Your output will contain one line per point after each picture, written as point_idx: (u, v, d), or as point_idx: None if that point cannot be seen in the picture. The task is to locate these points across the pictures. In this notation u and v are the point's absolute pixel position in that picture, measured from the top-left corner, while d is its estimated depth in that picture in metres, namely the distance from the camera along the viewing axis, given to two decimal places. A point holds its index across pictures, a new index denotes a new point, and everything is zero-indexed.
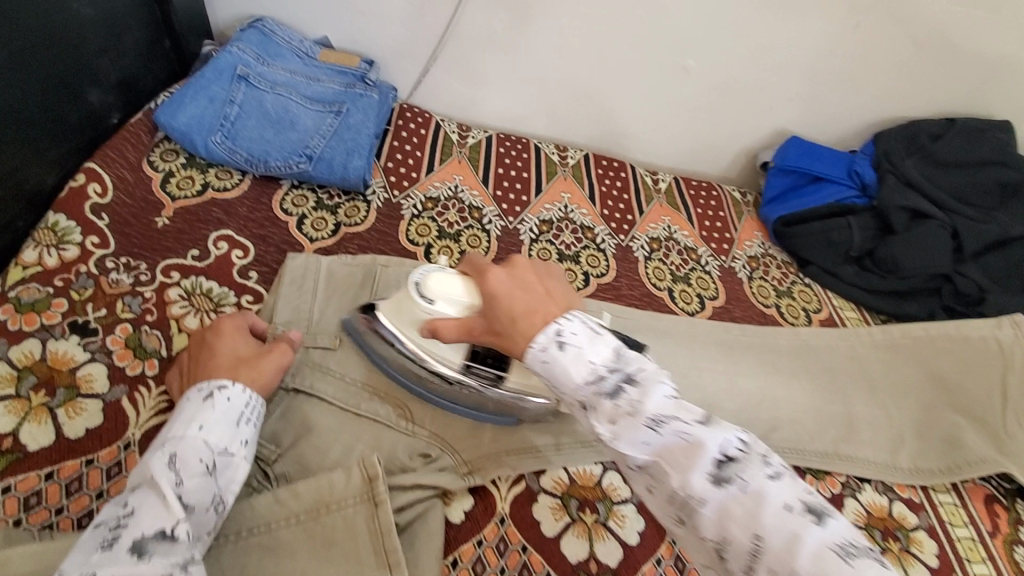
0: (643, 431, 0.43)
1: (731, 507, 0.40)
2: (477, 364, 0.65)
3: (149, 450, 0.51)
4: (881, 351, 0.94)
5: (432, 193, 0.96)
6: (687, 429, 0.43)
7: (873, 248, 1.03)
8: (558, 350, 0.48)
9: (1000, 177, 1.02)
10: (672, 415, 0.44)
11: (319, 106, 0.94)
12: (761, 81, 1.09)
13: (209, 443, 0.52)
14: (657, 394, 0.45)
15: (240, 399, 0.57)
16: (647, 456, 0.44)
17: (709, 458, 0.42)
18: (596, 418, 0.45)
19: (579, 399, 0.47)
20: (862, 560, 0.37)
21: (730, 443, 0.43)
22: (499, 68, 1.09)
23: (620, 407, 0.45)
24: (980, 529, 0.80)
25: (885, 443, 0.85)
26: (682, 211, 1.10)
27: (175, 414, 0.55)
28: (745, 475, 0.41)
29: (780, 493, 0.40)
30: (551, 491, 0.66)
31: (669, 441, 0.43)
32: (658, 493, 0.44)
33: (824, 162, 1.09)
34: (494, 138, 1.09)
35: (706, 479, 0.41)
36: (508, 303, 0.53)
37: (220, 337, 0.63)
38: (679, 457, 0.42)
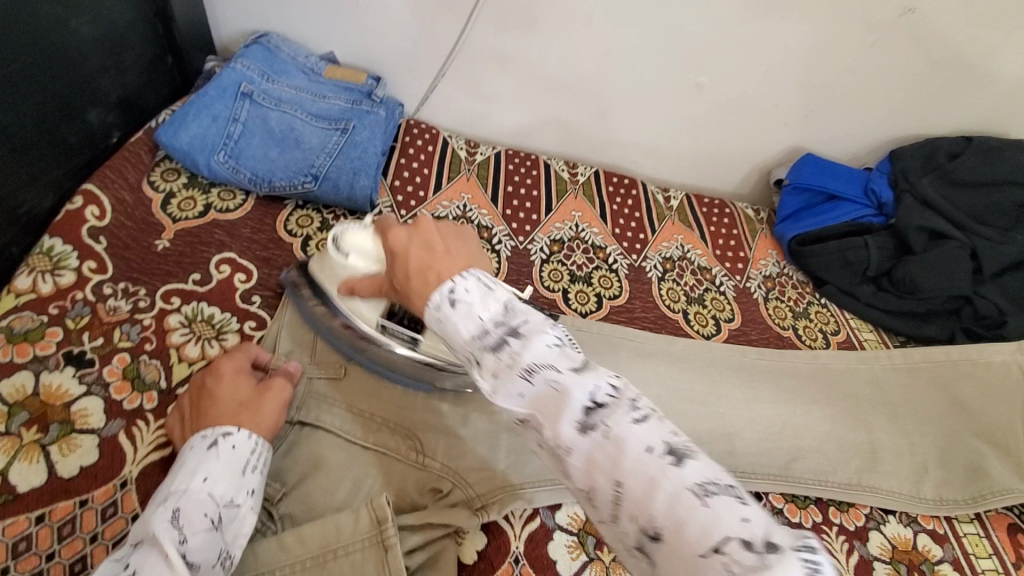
0: (519, 383, 0.40)
1: (596, 455, 0.37)
2: (396, 324, 0.66)
3: (149, 506, 0.49)
4: (902, 375, 0.91)
5: (441, 212, 0.94)
6: (559, 378, 0.40)
7: (890, 269, 1.00)
8: (448, 307, 0.44)
9: (1020, 197, 1.00)
10: (549, 365, 0.40)
11: (324, 123, 0.92)
12: (775, 98, 1.07)
13: (214, 496, 0.50)
14: (539, 346, 0.41)
15: (245, 446, 0.55)
16: (522, 409, 0.40)
17: (577, 406, 0.38)
18: (480, 375, 0.42)
19: (465, 354, 0.43)
20: (719, 499, 0.34)
21: (600, 389, 0.39)
22: (509, 85, 1.07)
23: (502, 361, 0.41)
24: (1005, 560, 0.77)
25: (908, 472, 0.82)
26: (695, 229, 1.08)
27: (176, 466, 0.53)
28: (611, 420, 0.38)
29: (643, 437, 0.37)
30: (566, 529, 0.63)
31: (541, 390, 0.40)
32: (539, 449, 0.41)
33: (838, 180, 1.07)
34: (503, 156, 1.07)
35: (573, 428, 0.38)
36: (403, 262, 0.50)
37: (219, 380, 0.60)
38: (549, 408, 0.39)
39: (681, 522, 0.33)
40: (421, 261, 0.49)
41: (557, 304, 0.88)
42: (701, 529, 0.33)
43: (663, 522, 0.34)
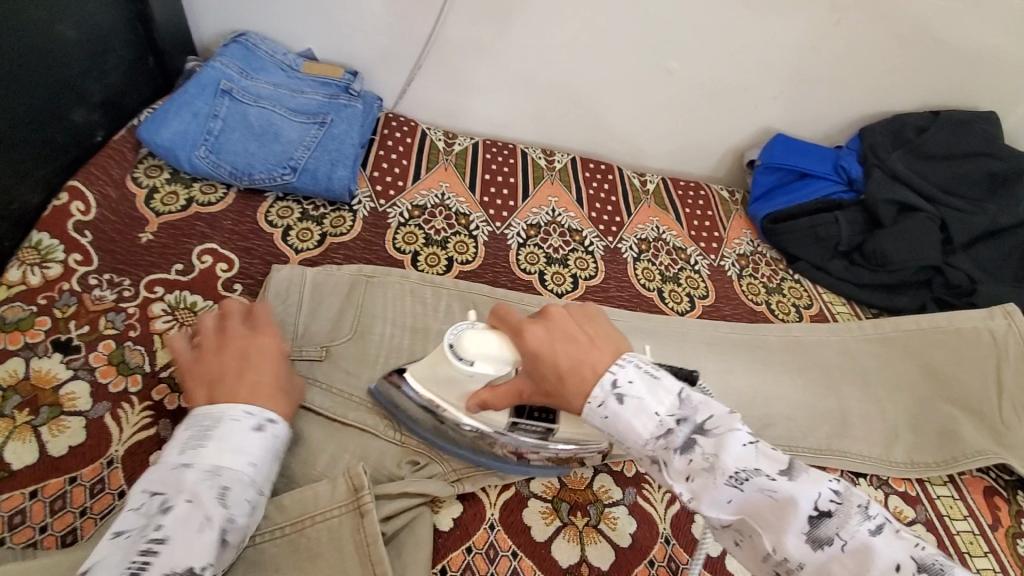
0: (727, 491, 0.43)
1: (832, 567, 0.39)
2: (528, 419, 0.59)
3: (189, 471, 0.50)
4: (874, 344, 0.93)
5: (419, 201, 0.96)
6: (774, 485, 0.42)
7: (861, 243, 1.03)
8: (617, 404, 0.47)
9: (989, 168, 1.02)
10: (754, 469, 0.43)
11: (303, 118, 0.95)
12: (746, 80, 1.09)
13: (254, 481, 0.53)
14: (733, 445, 0.43)
15: (282, 437, 0.57)
16: (731, 515, 0.43)
17: (804, 517, 0.41)
18: (671, 476, 0.45)
19: (649, 455, 0.46)
20: None
21: (821, 495, 0.41)
22: (485, 76, 1.10)
23: (695, 464, 0.44)
24: (979, 522, 0.77)
25: (879, 436, 0.83)
26: (670, 211, 1.10)
27: (216, 434, 0.53)
28: (844, 531, 0.40)
29: (880, 548, 0.39)
30: (541, 496, 0.65)
31: (753, 498, 0.42)
32: (747, 549, 0.44)
33: (810, 159, 1.09)
34: (480, 145, 1.10)
35: (803, 542, 0.40)
36: (553, 362, 0.50)
37: (254, 361, 0.61)
38: (769, 517, 0.42)
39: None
40: (571, 361, 0.50)
41: (534, 285, 0.91)
42: None
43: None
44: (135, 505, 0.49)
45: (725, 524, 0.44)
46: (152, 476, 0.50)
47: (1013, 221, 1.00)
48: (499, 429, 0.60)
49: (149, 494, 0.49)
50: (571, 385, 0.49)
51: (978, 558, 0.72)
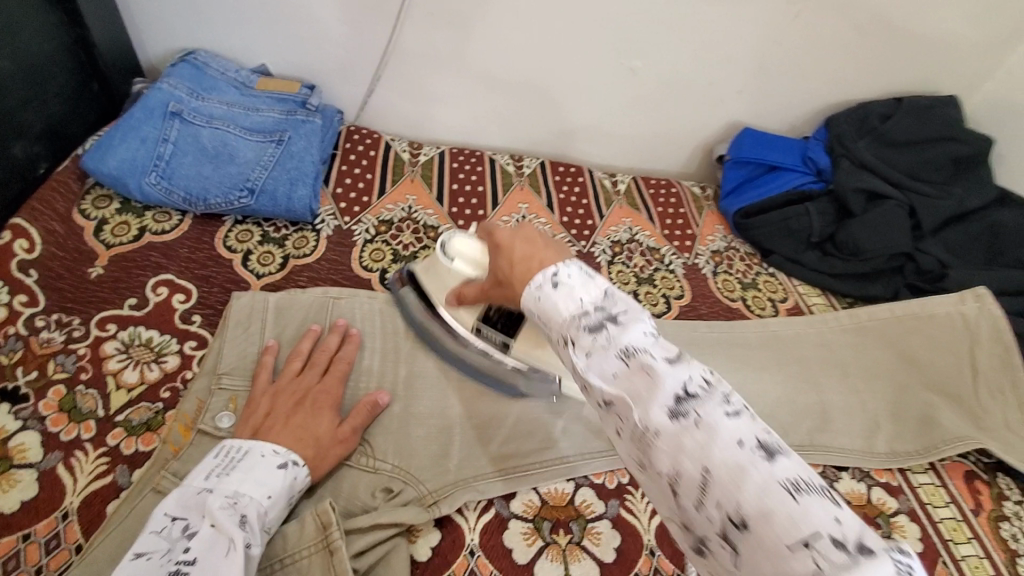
0: (611, 361, 0.39)
1: (682, 440, 0.35)
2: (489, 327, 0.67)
3: (213, 495, 0.50)
4: (850, 334, 0.93)
5: (385, 215, 0.94)
6: (653, 364, 0.38)
7: (833, 233, 1.02)
8: (547, 285, 0.44)
9: (954, 152, 1.03)
10: (644, 348, 0.39)
11: (258, 136, 0.91)
12: (711, 76, 1.09)
13: (268, 516, 0.52)
14: (634, 329, 0.40)
15: (302, 482, 0.57)
16: (609, 388, 0.39)
17: (668, 393, 0.36)
18: (571, 352, 0.41)
19: (558, 333, 0.43)
20: (810, 497, 0.31)
21: (694, 380, 0.37)
22: (447, 84, 1.07)
23: (594, 339, 0.40)
24: (962, 508, 0.76)
25: (859, 428, 0.82)
26: (643, 211, 1.09)
27: (242, 465, 0.54)
28: (705, 411, 0.35)
29: (735, 430, 0.34)
30: (522, 516, 0.63)
31: (633, 375, 0.38)
32: (620, 430, 0.39)
33: (777, 152, 1.09)
34: (447, 154, 1.08)
35: (663, 413, 0.36)
36: (509, 253, 0.50)
37: (307, 409, 0.62)
38: (640, 390, 0.37)
39: (768, 513, 0.31)
40: (525, 252, 0.49)
41: None
42: (788, 520, 0.30)
43: (750, 511, 0.31)
44: (156, 528, 0.48)
45: (603, 401, 0.40)
46: (174, 500, 0.50)
47: (980, 203, 1.01)
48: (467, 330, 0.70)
49: (170, 518, 0.49)
50: (518, 273, 0.48)
51: (962, 545, 0.72)
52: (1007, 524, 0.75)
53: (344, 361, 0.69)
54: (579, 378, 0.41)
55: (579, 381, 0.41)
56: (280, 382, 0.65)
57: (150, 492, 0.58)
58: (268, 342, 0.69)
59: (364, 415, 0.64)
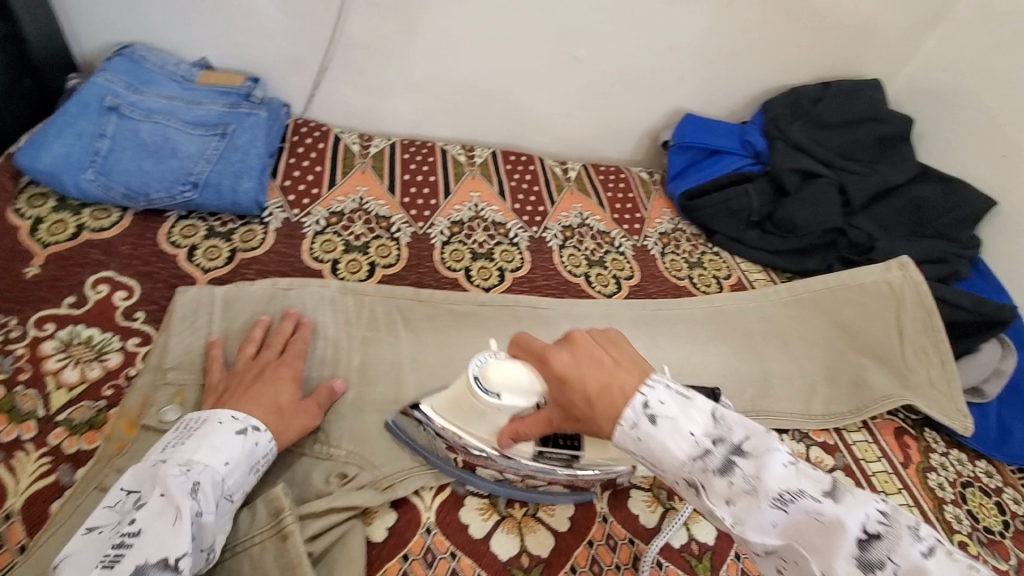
0: (770, 514, 0.42)
1: None
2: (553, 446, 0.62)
3: (165, 465, 0.51)
4: (790, 306, 0.97)
5: (336, 207, 0.93)
6: (820, 508, 0.41)
7: (771, 212, 1.08)
8: (650, 425, 0.47)
9: (877, 132, 1.09)
10: (797, 490, 0.42)
11: (201, 130, 0.90)
12: (652, 64, 1.13)
13: (224, 483, 0.52)
14: (774, 466, 0.43)
15: (265, 448, 0.57)
16: (775, 539, 0.42)
17: (852, 539, 0.40)
18: (713, 502, 0.45)
19: (685, 478, 0.46)
20: None
21: (867, 518, 0.41)
22: (394, 76, 1.07)
23: (736, 487, 0.44)
24: (893, 461, 0.82)
25: (797, 393, 0.87)
26: (593, 197, 1.12)
27: (198, 433, 0.54)
28: (891, 554, 0.39)
29: (935, 571, 0.38)
30: (478, 492, 0.65)
31: (798, 522, 0.42)
32: (794, 574, 0.43)
33: (718, 136, 1.14)
34: (397, 146, 1.08)
35: (852, 565, 0.39)
36: (581, 386, 0.50)
37: (267, 381, 0.63)
38: (813, 540, 0.41)
39: None
40: (600, 382, 0.50)
41: (460, 283, 0.89)
42: None
43: None
44: (110, 503, 0.50)
45: (768, 548, 0.43)
46: (130, 474, 0.51)
47: (904, 179, 1.07)
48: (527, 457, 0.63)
49: (125, 491, 0.50)
50: (601, 409, 0.49)
51: (893, 495, 0.77)
52: (933, 474, 0.81)
53: (301, 341, 0.69)
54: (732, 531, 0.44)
55: (731, 530, 0.45)
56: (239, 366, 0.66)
57: (95, 490, 0.57)
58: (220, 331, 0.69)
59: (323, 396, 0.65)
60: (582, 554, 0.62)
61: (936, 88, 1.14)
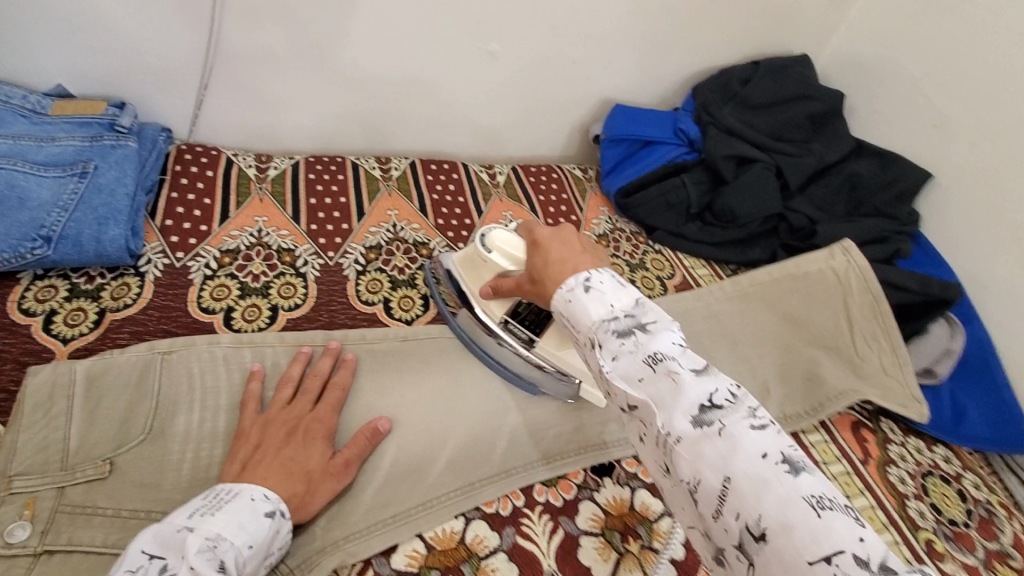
0: (639, 367, 0.40)
1: (704, 449, 0.36)
2: (518, 323, 0.73)
3: (193, 536, 0.46)
4: (736, 302, 0.92)
5: (229, 245, 0.82)
6: (680, 372, 0.39)
7: (710, 202, 1.03)
8: (582, 292, 0.46)
9: (809, 110, 1.05)
10: (673, 356, 0.40)
11: (56, 171, 0.75)
12: (574, 54, 1.05)
13: (244, 568, 0.48)
14: (665, 338, 0.41)
15: (283, 535, 0.53)
16: (633, 392, 0.40)
17: (693, 402, 0.38)
18: (599, 351, 0.43)
19: (588, 334, 0.44)
20: (831, 514, 0.32)
21: (718, 391, 0.38)
22: (289, 86, 0.96)
23: (625, 344, 0.42)
24: (852, 460, 0.78)
25: (751, 396, 0.82)
26: (524, 202, 1.04)
27: (229, 505, 0.50)
28: (730, 423, 0.37)
29: (759, 442, 0.35)
30: (406, 570, 0.57)
31: (659, 380, 0.39)
32: (644, 435, 0.41)
33: (649, 126, 1.08)
34: (302, 164, 0.97)
35: (687, 421, 0.37)
36: (547, 251, 0.55)
37: (299, 440, 0.59)
38: (664, 396, 0.39)
39: (787, 524, 0.32)
40: (561, 253, 0.53)
41: (379, 317, 0.79)
42: (808, 534, 0.31)
43: (768, 523, 0.32)
44: (131, 566, 0.44)
45: (627, 403, 0.41)
46: (152, 536, 0.46)
47: (839, 156, 1.03)
48: (495, 321, 0.74)
49: (148, 556, 0.45)
50: (553, 270, 0.52)
51: (856, 498, 0.73)
52: (893, 468, 0.78)
53: (340, 386, 0.66)
54: (604, 380, 0.42)
55: (605, 383, 0.42)
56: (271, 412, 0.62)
57: None
58: (253, 368, 0.66)
59: (363, 444, 0.61)
60: None
61: (864, 60, 1.10)
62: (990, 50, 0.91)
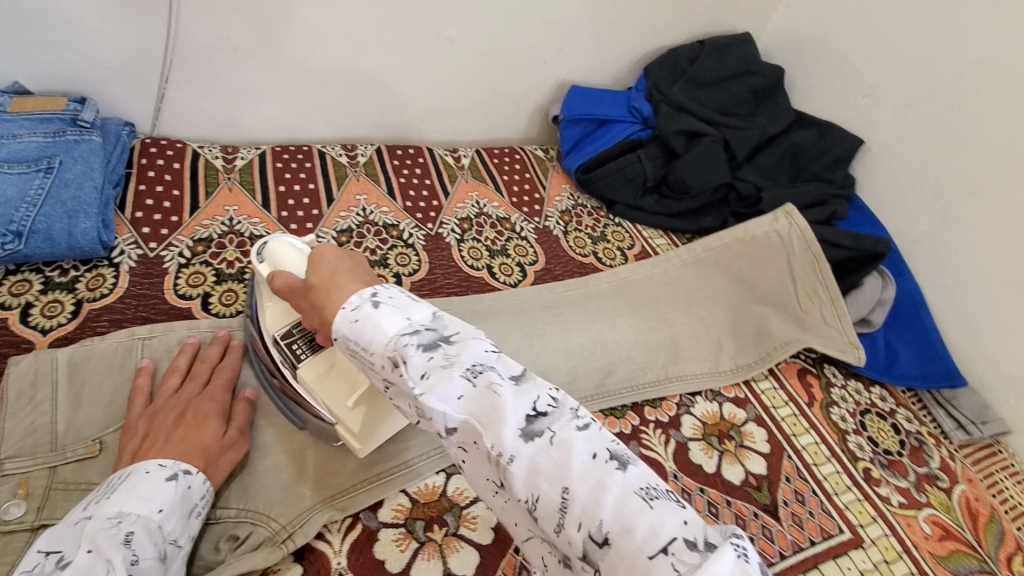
0: (458, 385, 0.40)
1: (541, 462, 0.38)
2: (286, 344, 0.64)
3: (91, 521, 0.47)
4: (692, 267, 0.98)
5: (201, 233, 0.84)
6: (500, 383, 0.40)
7: (664, 175, 1.08)
8: (371, 308, 0.45)
9: (752, 85, 1.12)
10: (489, 366, 0.41)
11: (20, 166, 0.75)
12: (529, 38, 1.09)
13: (163, 530, 0.50)
14: (474, 348, 0.42)
15: (198, 491, 0.55)
16: (456, 412, 0.40)
17: (520, 413, 0.39)
18: (407, 372, 0.42)
19: (388, 354, 0.43)
20: (660, 501, 0.36)
21: (541, 397, 0.40)
22: (252, 77, 0.97)
23: (434, 361, 0.41)
24: (798, 403, 0.86)
25: (706, 351, 0.88)
26: (489, 182, 1.08)
27: (124, 485, 0.51)
28: (556, 427, 0.39)
29: (587, 444, 0.38)
30: (393, 523, 0.62)
31: (480, 394, 0.40)
32: (477, 456, 0.42)
33: (605, 106, 1.13)
34: (269, 154, 0.98)
35: (517, 436, 0.38)
36: (329, 266, 0.52)
37: (189, 422, 0.59)
38: (487, 413, 0.39)
39: (627, 523, 0.35)
40: (343, 269, 0.51)
41: None
42: (647, 531, 0.34)
43: (609, 522, 0.35)
44: (27, 567, 0.44)
45: (450, 425, 0.41)
46: (47, 536, 0.47)
47: (780, 128, 1.10)
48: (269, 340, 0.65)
49: (44, 553, 0.46)
50: (336, 284, 0.50)
51: (802, 436, 0.81)
52: (835, 408, 0.86)
53: (228, 367, 0.67)
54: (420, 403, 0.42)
55: (422, 407, 0.42)
56: (158, 402, 0.62)
57: None
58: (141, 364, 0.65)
59: (244, 413, 0.64)
60: (509, 563, 0.61)
61: (801, 37, 1.17)
62: (911, 23, 0.99)
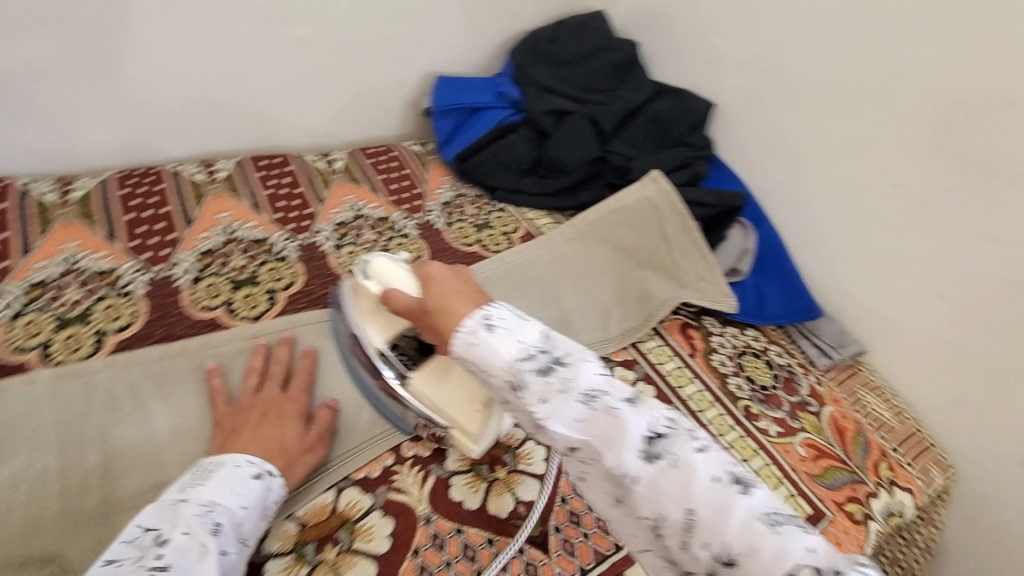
0: (577, 409, 0.46)
1: (665, 483, 0.42)
2: (395, 355, 0.69)
3: (189, 504, 0.54)
4: (573, 241, 1.01)
5: (35, 277, 0.76)
6: (615, 407, 0.45)
7: (539, 156, 1.10)
8: (487, 332, 0.49)
9: (610, 60, 1.16)
10: (602, 390, 0.46)
11: None
12: (385, 31, 1.06)
13: (242, 527, 0.55)
14: (586, 372, 0.47)
15: (276, 493, 0.60)
16: (577, 433, 0.46)
17: (637, 438, 0.44)
18: (525, 395, 0.47)
19: (509, 377, 0.48)
20: (786, 526, 0.40)
21: (659, 421, 0.45)
22: (80, 98, 0.89)
23: (552, 386, 0.46)
24: (682, 356, 0.91)
25: (594, 321, 0.92)
26: (364, 183, 1.05)
27: (218, 474, 0.57)
28: (676, 450, 0.43)
29: (708, 467, 0.42)
30: (282, 551, 0.61)
31: (598, 416, 0.45)
32: (596, 472, 0.47)
33: (473, 93, 1.13)
34: (113, 181, 0.90)
35: (639, 459, 0.43)
36: (438, 288, 0.55)
37: (273, 420, 0.66)
38: (607, 435, 0.45)
39: (752, 546, 0.39)
40: (454, 290, 0.54)
41: (221, 322, 0.78)
42: (774, 552, 0.38)
43: (734, 543, 0.39)
44: (128, 538, 0.51)
45: (571, 444, 0.47)
46: (149, 514, 0.54)
47: (643, 99, 1.15)
48: (375, 351, 0.70)
49: (142, 528, 0.52)
50: (446, 304, 0.53)
51: (686, 386, 0.86)
52: (715, 355, 0.92)
53: (305, 371, 0.72)
54: (539, 423, 0.47)
55: (542, 426, 0.48)
56: (242, 401, 0.68)
57: None
58: (210, 366, 0.71)
59: (325, 418, 0.69)
60: (409, 565, 0.62)
61: (652, 9, 1.22)
62: None
